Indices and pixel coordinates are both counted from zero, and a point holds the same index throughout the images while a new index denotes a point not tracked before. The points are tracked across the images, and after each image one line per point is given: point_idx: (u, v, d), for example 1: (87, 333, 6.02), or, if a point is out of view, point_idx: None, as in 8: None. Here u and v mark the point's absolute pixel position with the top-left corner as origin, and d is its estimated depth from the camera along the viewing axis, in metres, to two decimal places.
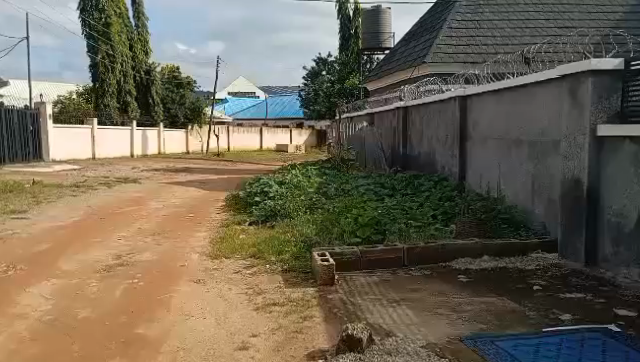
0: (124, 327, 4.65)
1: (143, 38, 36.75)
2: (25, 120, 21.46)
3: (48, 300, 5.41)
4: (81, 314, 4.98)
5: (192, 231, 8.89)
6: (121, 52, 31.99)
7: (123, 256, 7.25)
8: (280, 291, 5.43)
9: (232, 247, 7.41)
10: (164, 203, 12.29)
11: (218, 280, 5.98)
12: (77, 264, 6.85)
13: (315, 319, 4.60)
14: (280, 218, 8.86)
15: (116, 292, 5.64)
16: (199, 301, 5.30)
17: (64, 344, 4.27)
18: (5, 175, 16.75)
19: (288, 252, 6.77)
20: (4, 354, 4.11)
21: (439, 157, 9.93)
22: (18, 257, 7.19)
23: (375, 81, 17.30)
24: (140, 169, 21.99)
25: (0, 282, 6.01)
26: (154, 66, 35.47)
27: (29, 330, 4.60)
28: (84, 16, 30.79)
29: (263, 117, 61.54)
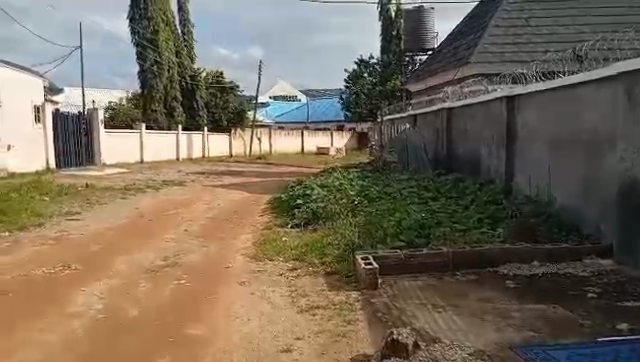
0: (172, 326, 4.73)
1: (188, 43, 37.59)
2: (79, 125, 22.27)
3: (100, 298, 5.57)
4: (131, 313, 5.10)
5: (237, 233, 9.02)
6: (168, 58, 32.81)
7: (170, 257, 7.41)
8: (324, 294, 5.42)
9: (274, 249, 7.46)
10: (209, 205, 12.50)
11: (262, 282, 6.02)
12: (127, 264, 7.03)
13: (359, 323, 4.57)
14: (323, 220, 8.86)
15: (164, 292, 5.76)
16: (245, 303, 5.35)
17: (115, 342, 4.38)
18: (60, 178, 17.39)
19: (330, 255, 6.77)
20: (59, 350, 4.23)
21: (484, 158, 9.76)
22: (72, 257, 7.43)
23: (417, 82, 17.17)
24: (185, 172, 22.44)
25: (55, 281, 6.22)
26: (199, 71, 36.25)
27: (82, 327, 4.74)
28: (134, 24, 32.04)
29: (305, 120, 61.88)
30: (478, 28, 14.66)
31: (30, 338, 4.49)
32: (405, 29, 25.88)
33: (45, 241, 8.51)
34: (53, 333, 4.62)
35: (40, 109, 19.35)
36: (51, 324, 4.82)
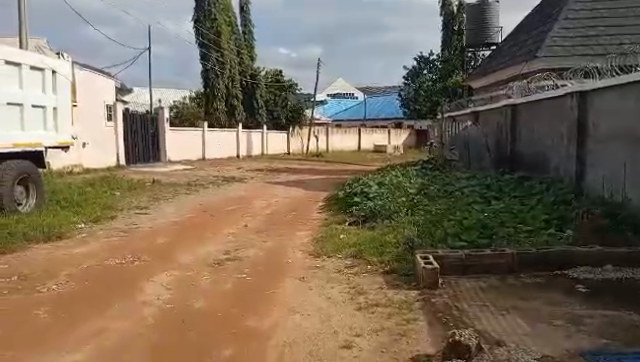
0: (235, 319, 4.84)
1: (249, 43, 38.26)
2: (146, 124, 23.11)
3: (167, 289, 5.78)
4: (196, 304, 5.26)
5: (296, 230, 9.12)
6: (230, 58, 33.58)
7: (232, 251, 7.58)
8: (383, 292, 5.41)
9: (333, 246, 7.49)
10: (268, 201, 12.70)
11: (322, 279, 6.07)
12: (191, 257, 7.25)
13: (419, 322, 4.53)
14: (380, 217, 8.83)
15: (227, 285, 5.89)
16: (305, 298, 5.41)
17: (183, 332, 4.52)
18: (128, 174, 18.09)
19: (389, 253, 6.74)
20: (130, 337, 4.42)
21: (552, 157, 9.46)
22: (140, 249, 7.73)
23: (480, 78, 16.84)
24: (246, 169, 22.87)
25: (124, 272, 6.49)
26: (259, 70, 36.84)
27: (151, 316, 4.92)
28: (198, 25, 33.02)
29: (363, 118, 61.79)
30: (546, 21, 14.20)
31: (104, 325, 4.71)
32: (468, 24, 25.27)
33: (116, 233, 8.89)
34: (125, 320, 4.83)
35: (111, 108, 20.19)
36: (123, 312, 5.03)
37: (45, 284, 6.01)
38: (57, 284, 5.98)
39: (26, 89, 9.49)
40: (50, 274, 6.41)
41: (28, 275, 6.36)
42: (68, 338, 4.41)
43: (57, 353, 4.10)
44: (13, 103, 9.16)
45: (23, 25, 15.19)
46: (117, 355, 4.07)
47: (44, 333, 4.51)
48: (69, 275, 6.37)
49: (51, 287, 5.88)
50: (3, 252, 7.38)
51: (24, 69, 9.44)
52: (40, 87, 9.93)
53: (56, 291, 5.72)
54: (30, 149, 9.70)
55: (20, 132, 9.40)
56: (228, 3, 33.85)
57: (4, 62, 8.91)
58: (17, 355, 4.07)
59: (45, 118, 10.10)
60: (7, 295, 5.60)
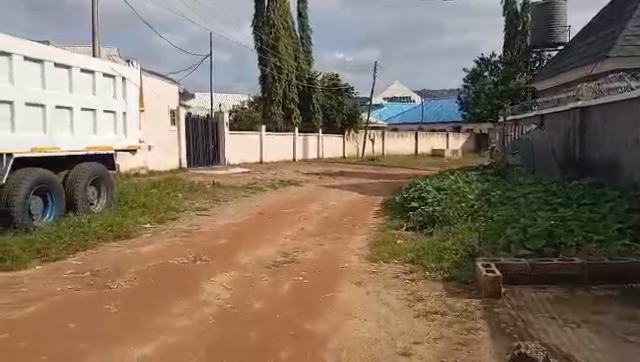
0: (294, 321, 4.87)
1: (307, 48, 38.59)
2: (207, 128, 23.67)
3: (227, 289, 5.89)
4: (255, 305, 5.32)
5: (353, 233, 9.10)
6: (288, 63, 34.01)
7: (289, 253, 7.64)
8: (441, 300, 5.31)
9: (391, 251, 7.42)
10: (324, 205, 12.75)
11: (379, 284, 6.02)
12: (250, 258, 7.36)
13: (480, 332, 4.42)
14: (438, 223, 8.68)
15: (285, 287, 5.95)
16: (363, 303, 5.38)
17: (243, 331, 4.59)
18: (189, 176, 18.57)
19: (448, 260, 6.61)
20: (193, 335, 4.51)
21: (625, 162, 9.05)
22: (202, 249, 7.92)
23: (545, 81, 16.36)
24: (302, 172, 23.01)
25: (186, 271, 6.65)
26: (315, 75, 37.09)
27: (213, 315, 5.02)
28: (258, 31, 33.69)
29: (419, 123, 61.13)
30: (617, 20, 13.66)
31: (168, 322, 4.84)
32: (533, 23, 24.55)
33: (179, 233, 9.14)
34: (187, 318, 4.95)
35: (174, 112, 20.80)
36: (185, 310, 5.16)
37: (114, 280, 6.24)
38: (124, 281, 6.20)
39: (99, 95, 9.91)
40: (118, 270, 6.66)
41: (99, 271, 6.63)
42: (135, 333, 4.56)
43: (125, 347, 4.25)
44: (86, 108, 9.59)
45: (96, 33, 15.91)
46: (181, 352, 4.17)
47: (113, 328, 4.68)
48: (135, 272, 6.60)
49: (119, 283, 6.10)
50: (77, 249, 7.71)
51: (98, 77, 9.87)
52: (111, 94, 10.32)
53: (124, 288, 5.93)
54: (100, 152, 10.13)
55: (92, 135, 9.82)
56: (287, 8, 34.31)
57: (79, 70, 9.35)
58: (87, 347, 4.23)
59: (115, 123, 10.52)
60: (79, 290, 5.85)
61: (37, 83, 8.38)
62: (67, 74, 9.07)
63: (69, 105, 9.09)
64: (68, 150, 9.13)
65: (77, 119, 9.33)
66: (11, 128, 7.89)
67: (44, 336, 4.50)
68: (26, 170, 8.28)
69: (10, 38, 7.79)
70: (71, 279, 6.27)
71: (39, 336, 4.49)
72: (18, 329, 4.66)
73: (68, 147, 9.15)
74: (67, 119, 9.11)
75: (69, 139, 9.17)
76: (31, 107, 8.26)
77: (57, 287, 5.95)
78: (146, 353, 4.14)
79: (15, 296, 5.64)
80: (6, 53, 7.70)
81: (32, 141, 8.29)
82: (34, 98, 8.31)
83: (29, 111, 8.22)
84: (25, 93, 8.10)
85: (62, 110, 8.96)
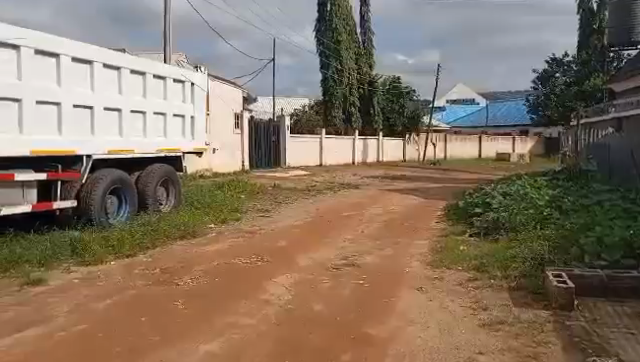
0: (354, 324, 4.80)
1: (369, 51, 38.49)
2: (269, 130, 23.99)
3: (288, 290, 5.89)
4: (316, 307, 5.29)
5: (414, 238, 8.95)
6: (349, 66, 34.09)
7: (350, 257, 7.58)
8: (508, 310, 5.10)
9: (454, 257, 7.23)
10: (385, 208, 12.61)
11: (442, 290, 5.87)
12: (310, 260, 7.35)
13: (551, 345, 4.21)
14: (504, 230, 8.39)
15: (345, 291, 5.89)
16: (425, 309, 5.25)
17: (303, 333, 4.56)
18: (251, 178, 18.86)
19: (515, 269, 6.37)
20: (254, 334, 4.52)
21: None
22: (263, 250, 7.98)
23: (624, 82, 15.60)
24: (362, 176, 22.92)
25: (248, 271, 6.71)
26: (377, 77, 36.94)
27: (274, 315, 5.02)
28: (320, 35, 34.02)
29: (482, 126, 59.72)
30: None
31: (232, 320, 4.88)
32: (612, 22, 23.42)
33: (241, 234, 9.26)
34: (250, 317, 4.97)
35: (238, 116, 21.20)
36: (247, 310, 5.19)
37: (180, 278, 6.38)
38: (191, 278, 6.33)
39: (170, 100, 10.19)
40: (185, 268, 6.80)
41: (167, 268, 6.80)
42: (198, 330, 4.61)
43: (191, 342, 4.31)
44: (158, 113, 9.89)
45: (166, 39, 16.44)
46: (243, 350, 4.18)
47: (177, 323, 4.76)
48: (200, 271, 6.71)
49: (186, 280, 6.23)
50: (147, 246, 7.94)
51: (169, 82, 10.15)
52: (181, 97, 10.61)
53: (190, 285, 6.05)
54: (170, 154, 10.43)
55: (163, 139, 10.12)
56: (349, 12, 34.39)
57: (152, 76, 9.65)
58: (152, 341, 4.31)
59: (184, 127, 10.79)
60: (148, 286, 6.02)
61: (114, 89, 8.72)
62: (141, 80, 9.39)
63: (142, 109, 9.40)
64: (141, 152, 9.45)
65: (149, 123, 9.64)
66: (91, 132, 8.26)
67: (116, 328, 4.63)
68: (103, 171, 8.64)
69: (91, 46, 8.17)
70: (141, 275, 6.46)
71: (112, 328, 4.62)
72: (91, 320, 4.83)
73: (141, 150, 9.47)
74: (141, 123, 9.43)
75: (142, 142, 9.49)
76: (108, 111, 8.61)
77: (129, 282, 6.14)
78: (211, 348, 4.19)
79: (91, 289, 5.86)
80: (87, 60, 8.08)
81: (109, 143, 8.64)
82: (112, 103, 8.65)
83: (107, 115, 8.57)
84: (103, 99, 8.45)
85: (136, 115, 9.28)
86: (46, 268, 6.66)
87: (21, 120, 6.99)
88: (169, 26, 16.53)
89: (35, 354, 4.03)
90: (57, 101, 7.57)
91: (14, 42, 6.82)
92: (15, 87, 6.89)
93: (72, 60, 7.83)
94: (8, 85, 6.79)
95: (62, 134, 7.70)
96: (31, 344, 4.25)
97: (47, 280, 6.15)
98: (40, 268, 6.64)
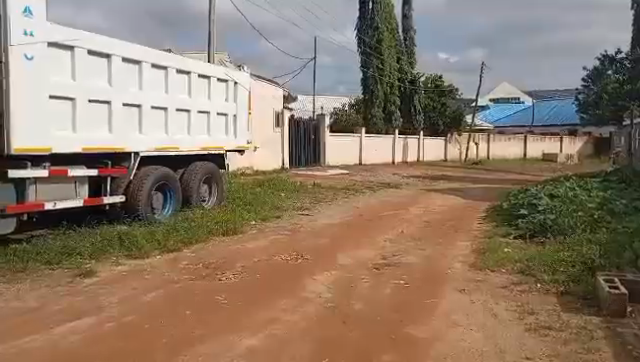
0: (395, 324, 4.73)
1: (411, 49, 38.18)
2: (309, 129, 24.06)
3: (329, 288, 5.86)
4: (356, 306, 5.24)
5: (457, 239, 8.79)
6: (390, 64, 34.03)
7: (390, 256, 7.50)
8: (555, 315, 4.94)
9: (498, 259, 7.07)
10: (426, 209, 12.45)
11: (485, 293, 5.73)
12: (351, 259, 7.31)
13: (602, 353, 4.05)
14: (552, 233, 8.16)
15: (386, 290, 5.82)
16: (468, 312, 5.13)
17: (344, 331, 4.52)
18: (291, 176, 18.94)
19: (564, 273, 6.17)
20: (295, 331, 4.51)
21: None
22: (303, 248, 7.98)
23: None
24: (402, 175, 22.75)
25: (289, 269, 6.72)
26: (419, 76, 36.62)
27: (315, 313, 5.01)
28: (361, 34, 34.15)
29: (526, 126, 58.16)
30: None
31: (273, 316, 4.88)
32: None
33: (282, 231, 9.29)
34: (290, 314, 4.97)
35: (279, 114, 21.32)
36: (287, 307, 5.18)
37: (223, 273, 6.44)
38: (233, 274, 6.37)
39: (214, 99, 10.31)
40: (227, 264, 6.86)
41: (211, 264, 6.87)
42: (240, 325, 4.63)
43: (232, 336, 4.33)
44: (203, 112, 10.02)
45: (211, 38, 16.67)
46: (283, 346, 4.17)
47: (219, 318, 4.79)
48: (242, 267, 6.76)
49: (228, 276, 6.28)
50: (191, 242, 8.04)
51: (213, 81, 10.26)
52: (225, 97, 10.72)
53: (232, 280, 6.09)
54: (213, 152, 10.55)
55: (207, 137, 10.25)
56: (392, 10, 34.21)
57: (198, 75, 9.78)
58: (194, 334, 4.35)
59: (227, 125, 10.89)
60: (193, 280, 6.09)
61: (162, 88, 8.87)
62: (187, 80, 9.52)
63: (188, 108, 9.53)
64: (185, 150, 9.58)
65: (194, 122, 9.77)
66: (139, 130, 8.43)
67: (162, 320, 4.69)
68: (149, 168, 8.81)
69: (140, 47, 8.33)
70: (186, 269, 6.55)
71: (158, 320, 4.69)
72: (135, 312, 4.90)
73: (186, 148, 9.61)
74: (186, 121, 9.56)
75: (187, 140, 9.63)
76: (155, 110, 8.76)
77: (174, 276, 6.22)
78: (252, 343, 4.19)
79: (138, 282, 5.98)
80: (136, 61, 8.24)
81: (155, 141, 8.79)
82: (159, 102, 8.80)
83: (154, 113, 8.72)
84: (151, 98, 8.61)
85: (181, 113, 9.42)
86: (97, 261, 6.83)
87: (74, 119, 7.19)
88: (213, 26, 16.77)
89: (86, 342, 4.12)
90: (108, 100, 7.75)
91: (69, 43, 7.02)
92: (70, 87, 7.07)
93: (123, 61, 8.00)
94: (64, 84, 6.98)
95: (112, 132, 7.88)
96: (82, 333, 4.35)
97: (97, 272, 6.31)
98: (91, 260, 6.81)
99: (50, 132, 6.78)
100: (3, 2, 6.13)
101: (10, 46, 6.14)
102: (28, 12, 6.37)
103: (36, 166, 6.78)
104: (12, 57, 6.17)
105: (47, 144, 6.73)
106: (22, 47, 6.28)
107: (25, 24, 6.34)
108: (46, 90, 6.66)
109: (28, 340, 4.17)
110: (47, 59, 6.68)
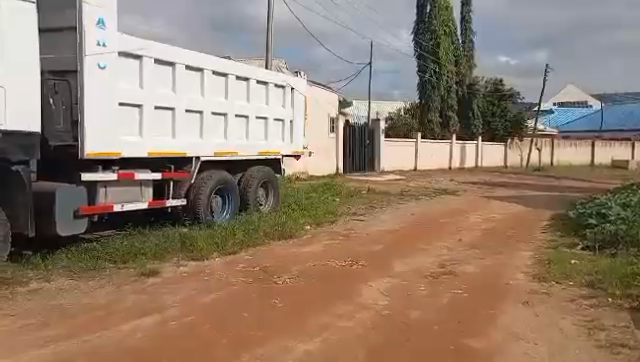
0: (455, 335, 4.60)
1: (469, 53, 37.48)
2: (364, 134, 23.99)
3: (385, 295, 5.78)
4: (413, 314, 5.13)
5: (517, 248, 8.51)
6: (448, 68, 33.58)
7: (447, 265, 7.33)
8: (627, 332, 4.68)
9: (563, 271, 6.79)
10: (484, 216, 12.14)
11: (550, 306, 5.50)
12: (406, 266, 7.19)
13: None
14: (623, 245, 7.76)
15: (444, 299, 5.68)
16: (532, 325, 4.93)
17: (401, 339, 4.43)
18: (346, 182, 18.90)
19: (637, 288, 5.85)
20: (352, 337, 4.46)
21: None
22: (358, 254, 7.91)
23: None
24: (459, 182, 22.32)
25: (345, 274, 6.67)
26: (477, 80, 35.92)
27: (371, 320, 4.93)
28: (418, 38, 33.89)
29: (596, 132, 56.36)
30: None
31: (328, 321, 4.84)
32: None
33: (336, 237, 9.26)
34: (346, 320, 4.92)
35: (334, 120, 21.36)
36: (343, 312, 5.13)
37: (279, 277, 6.46)
38: (289, 278, 6.38)
39: (271, 105, 10.40)
40: (283, 268, 6.88)
41: (267, 267, 6.90)
42: (296, 329, 4.61)
43: (289, 340, 4.32)
44: (261, 117, 10.13)
45: (268, 44, 16.90)
46: (340, 352, 4.12)
47: (275, 321, 4.79)
48: (298, 271, 6.76)
49: (284, 280, 6.29)
50: (249, 245, 8.12)
51: (271, 87, 10.35)
52: (282, 102, 10.79)
53: (288, 284, 6.10)
54: (270, 157, 10.65)
55: (264, 142, 10.34)
56: (450, 13, 33.73)
57: (256, 81, 9.89)
58: (252, 337, 4.36)
59: (284, 131, 10.96)
60: (249, 283, 6.13)
61: (222, 95, 9.03)
62: (246, 86, 9.65)
63: (246, 113, 9.65)
64: (243, 155, 9.71)
65: (252, 127, 9.89)
66: (200, 135, 8.60)
67: (221, 321, 4.73)
68: (209, 172, 8.99)
69: (202, 54, 8.51)
70: (243, 272, 6.61)
71: (217, 321, 4.74)
72: (194, 313, 4.97)
73: (244, 153, 9.74)
74: (244, 127, 9.68)
75: (245, 145, 9.75)
76: (215, 116, 8.92)
77: (231, 279, 6.29)
78: (308, 348, 4.17)
79: (198, 283, 6.07)
80: (199, 68, 8.42)
81: (215, 147, 8.95)
82: (219, 108, 8.95)
83: (214, 119, 8.88)
84: (212, 104, 8.77)
85: (240, 119, 9.55)
86: (159, 261, 7.00)
87: (141, 125, 7.40)
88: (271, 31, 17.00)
89: (150, 340, 4.20)
90: (172, 106, 7.95)
91: (136, 52, 7.23)
92: (138, 94, 7.29)
93: (186, 69, 8.20)
94: (132, 92, 7.20)
95: (175, 137, 8.08)
96: (145, 331, 4.43)
97: (159, 272, 6.46)
98: (155, 261, 6.99)
99: (120, 138, 7.02)
100: (80, 13, 6.31)
101: (85, 56, 6.35)
102: (101, 23, 6.56)
103: (106, 169, 7.02)
104: (87, 66, 6.38)
105: (118, 149, 6.97)
106: (95, 56, 6.49)
107: (99, 34, 6.54)
108: (117, 98, 6.89)
109: (96, 336, 4.28)
110: (118, 68, 6.90)
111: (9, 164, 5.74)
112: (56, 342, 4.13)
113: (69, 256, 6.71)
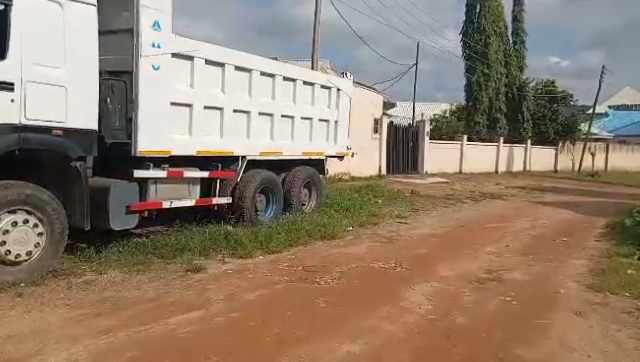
0: (503, 343, 4.47)
1: (520, 54, 36.78)
2: (409, 136, 23.80)
3: (429, 300, 5.69)
4: (459, 321, 5.02)
5: (568, 256, 8.26)
6: (496, 69, 33.08)
7: (494, 271, 7.16)
8: None
9: (618, 282, 6.54)
10: (534, 222, 11.82)
11: (605, 318, 5.28)
12: (451, 271, 7.07)
13: None
14: None
15: (491, 306, 5.55)
16: (584, 336, 4.76)
17: (447, 345, 4.35)
18: (390, 184, 18.75)
19: None
20: (396, 341, 4.40)
21: None
22: (402, 257, 7.82)
23: None
24: (507, 186, 21.84)
25: (388, 277, 6.60)
26: (528, 81, 35.23)
27: (416, 324, 4.86)
28: (467, 38, 33.64)
29: None
30: None
31: (372, 324, 4.79)
32: None
33: (379, 239, 9.19)
34: (391, 323, 4.86)
35: (378, 121, 21.29)
36: (387, 316, 5.07)
37: (322, 277, 6.44)
38: (332, 279, 6.36)
39: (317, 105, 10.41)
40: (326, 268, 6.85)
41: (310, 267, 6.90)
42: (339, 330, 4.57)
43: (332, 341, 4.29)
44: (306, 118, 10.14)
45: (316, 45, 16.96)
46: (383, 355, 4.06)
47: (318, 322, 4.77)
48: (341, 272, 6.73)
49: (327, 280, 6.28)
50: (292, 244, 8.17)
51: (317, 88, 10.36)
52: (327, 103, 10.77)
53: (331, 285, 6.07)
54: (313, 157, 10.65)
55: (309, 143, 10.36)
56: (500, 14, 33.32)
57: (302, 82, 9.92)
58: (295, 337, 4.34)
59: (328, 132, 10.95)
60: (293, 282, 6.14)
61: (268, 95, 9.08)
62: (292, 87, 9.68)
63: (292, 115, 9.68)
64: (287, 155, 9.75)
65: (297, 127, 9.91)
66: (246, 135, 8.68)
67: (265, 319, 4.75)
68: (254, 172, 9.08)
69: (250, 56, 8.61)
70: (287, 271, 6.62)
71: (262, 319, 4.75)
72: (240, 310, 5.00)
73: (288, 152, 9.78)
74: (289, 127, 9.71)
75: (289, 145, 9.78)
76: (262, 116, 8.98)
77: (275, 278, 6.31)
78: (351, 349, 4.13)
79: (242, 280, 6.11)
80: (247, 69, 8.50)
81: (260, 146, 9.01)
82: (266, 108, 9.01)
83: (261, 120, 8.95)
84: (259, 104, 8.83)
85: (286, 120, 9.59)
86: (205, 257, 7.13)
87: (191, 124, 7.52)
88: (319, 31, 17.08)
89: (196, 335, 4.24)
90: (220, 107, 8.05)
91: (188, 53, 7.36)
92: (188, 94, 7.41)
93: (235, 69, 8.29)
94: (184, 92, 7.32)
95: (222, 136, 8.17)
96: (191, 325, 4.49)
97: (205, 268, 6.55)
98: (201, 257, 7.11)
99: (171, 136, 7.16)
100: (137, 15, 6.49)
101: (141, 57, 6.52)
102: (157, 25, 6.73)
103: (156, 167, 7.19)
104: (142, 67, 6.55)
105: (168, 148, 7.11)
106: (150, 57, 6.65)
107: (154, 36, 6.71)
108: (168, 98, 7.02)
109: (146, 328, 4.36)
110: (171, 69, 7.05)
111: (68, 161, 5.87)
112: (106, 333, 4.21)
113: (120, 250, 6.88)
